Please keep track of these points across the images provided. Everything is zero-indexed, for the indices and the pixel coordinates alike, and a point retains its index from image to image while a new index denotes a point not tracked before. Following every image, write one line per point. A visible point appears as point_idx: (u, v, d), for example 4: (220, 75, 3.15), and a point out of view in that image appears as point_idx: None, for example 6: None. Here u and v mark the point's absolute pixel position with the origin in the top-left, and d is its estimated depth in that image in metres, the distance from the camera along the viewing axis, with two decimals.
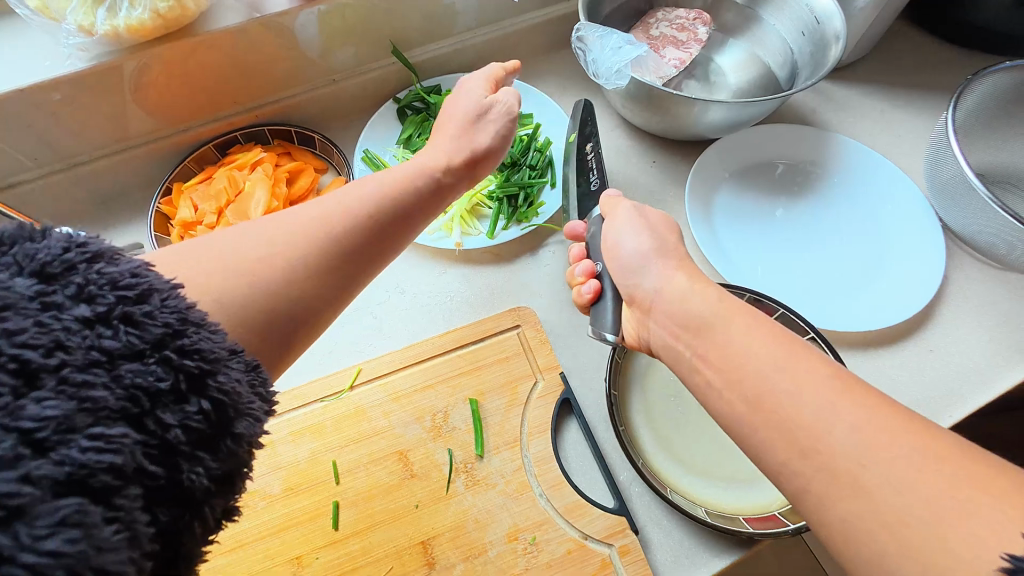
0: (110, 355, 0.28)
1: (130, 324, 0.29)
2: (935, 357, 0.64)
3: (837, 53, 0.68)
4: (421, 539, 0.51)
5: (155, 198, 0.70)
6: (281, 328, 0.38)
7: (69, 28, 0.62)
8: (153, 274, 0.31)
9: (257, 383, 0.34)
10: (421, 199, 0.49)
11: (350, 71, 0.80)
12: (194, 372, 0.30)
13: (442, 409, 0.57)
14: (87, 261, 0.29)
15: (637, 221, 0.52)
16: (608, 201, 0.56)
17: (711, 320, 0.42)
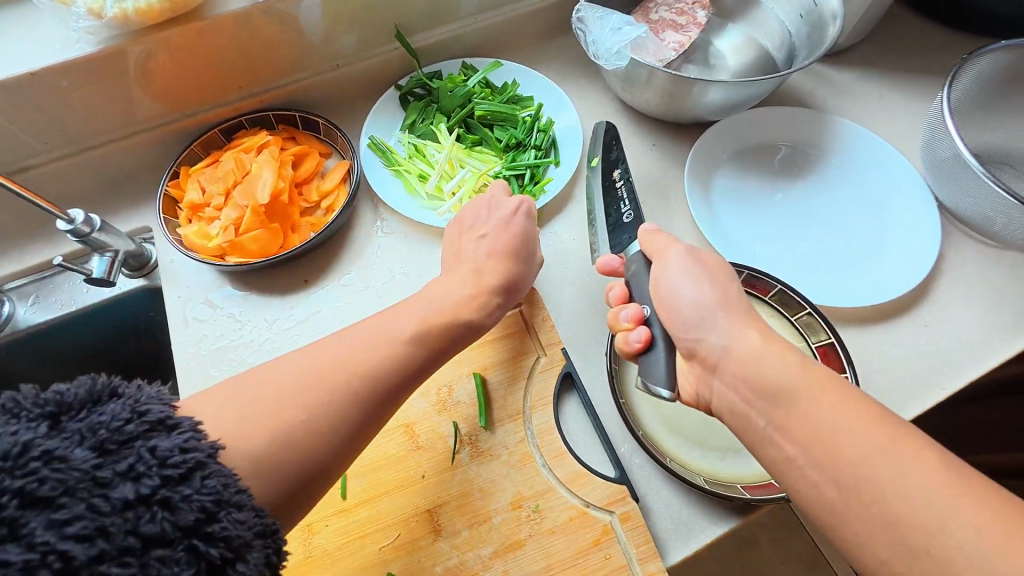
0: (144, 541, 0.32)
1: (165, 508, 0.33)
2: (931, 333, 0.65)
3: (835, 32, 0.69)
4: (427, 507, 0.53)
5: (164, 181, 0.71)
6: (307, 486, 0.42)
7: (79, 11, 0.63)
8: (199, 445, 0.36)
9: (265, 549, 0.37)
10: (465, 329, 0.53)
11: (353, 56, 0.81)
12: (213, 560, 0.33)
13: (447, 384, 0.59)
14: (144, 435, 0.35)
15: (693, 266, 0.52)
16: (659, 241, 0.55)
17: (789, 392, 0.43)
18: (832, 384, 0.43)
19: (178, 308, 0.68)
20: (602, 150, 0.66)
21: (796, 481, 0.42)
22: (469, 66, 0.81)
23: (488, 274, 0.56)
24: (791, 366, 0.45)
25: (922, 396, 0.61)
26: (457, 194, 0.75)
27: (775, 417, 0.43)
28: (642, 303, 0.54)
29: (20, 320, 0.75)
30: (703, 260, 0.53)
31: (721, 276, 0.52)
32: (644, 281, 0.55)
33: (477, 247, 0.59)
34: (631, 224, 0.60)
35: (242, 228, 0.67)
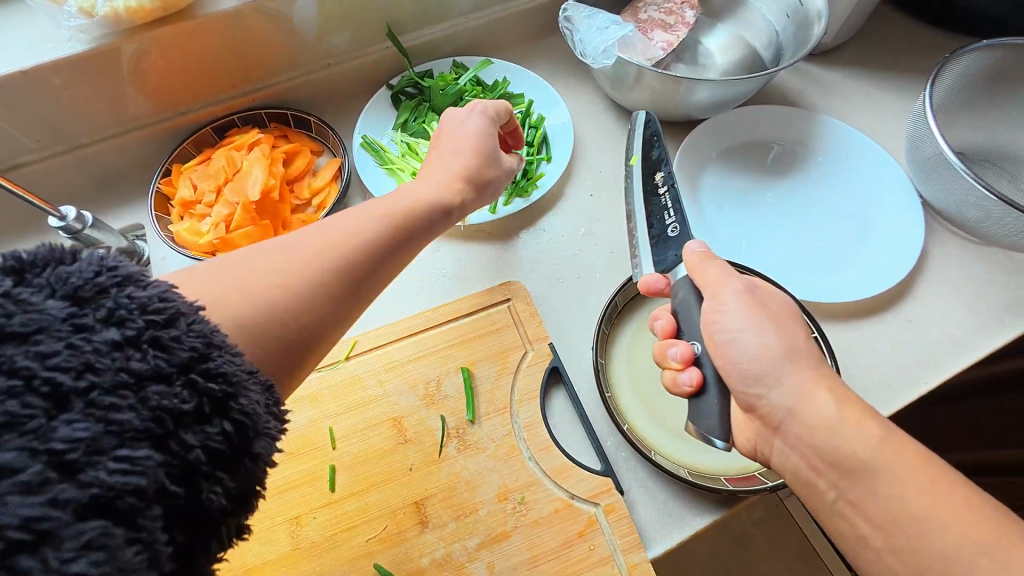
0: (136, 377, 0.30)
1: (155, 348, 0.31)
2: (914, 328, 0.66)
3: (820, 32, 0.71)
4: (415, 500, 0.53)
5: (155, 179, 0.72)
6: (269, 374, 0.39)
7: (69, 10, 0.64)
8: (178, 297, 0.34)
9: (272, 403, 0.36)
10: (426, 226, 0.50)
11: (345, 54, 0.81)
12: (216, 396, 0.32)
13: (435, 378, 0.60)
14: (117, 285, 0.31)
15: (754, 307, 0.50)
16: (711, 267, 0.52)
17: (872, 468, 0.43)
18: (917, 459, 0.43)
19: None
20: (642, 148, 0.61)
21: (854, 542, 0.45)
22: (459, 64, 0.82)
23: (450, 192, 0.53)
24: (869, 439, 0.43)
25: (905, 391, 0.62)
26: None
27: (844, 489, 0.44)
28: (691, 338, 0.53)
29: None
30: (766, 304, 0.51)
31: (783, 316, 0.50)
32: (695, 314, 0.52)
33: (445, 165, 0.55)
34: (676, 238, 0.56)
35: (233, 225, 0.68)
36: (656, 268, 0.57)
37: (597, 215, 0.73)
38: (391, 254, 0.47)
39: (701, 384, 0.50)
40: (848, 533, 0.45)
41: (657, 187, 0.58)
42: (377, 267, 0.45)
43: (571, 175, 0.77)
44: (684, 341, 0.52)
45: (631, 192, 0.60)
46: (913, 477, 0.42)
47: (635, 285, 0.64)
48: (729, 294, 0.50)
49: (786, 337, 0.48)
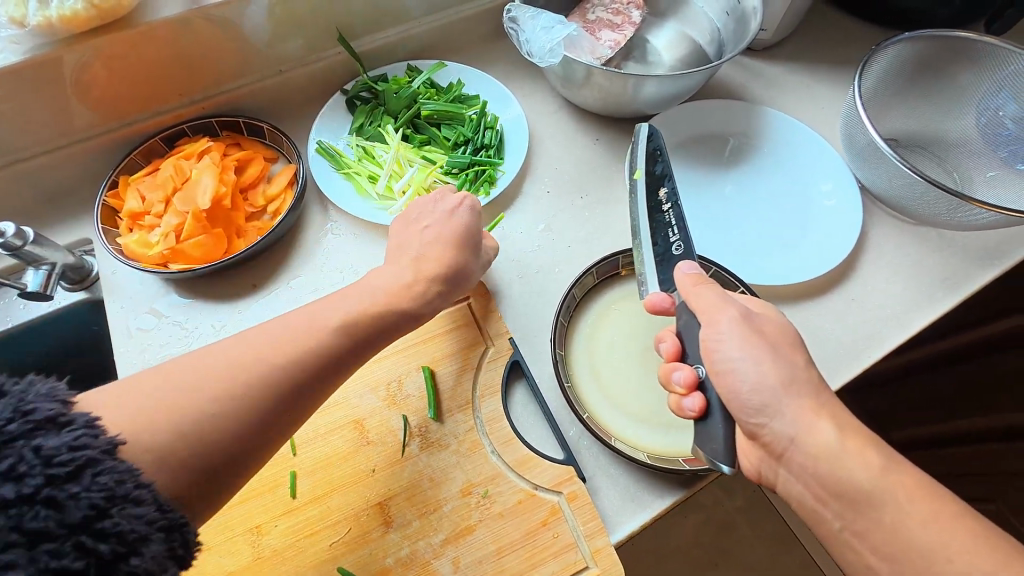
0: (32, 535, 0.34)
1: (52, 505, 0.35)
2: (857, 306, 0.69)
3: (756, 26, 0.74)
4: (378, 501, 0.53)
5: (102, 191, 0.69)
6: (246, 450, 0.44)
7: (1, 20, 0.63)
8: (90, 446, 0.38)
9: (173, 544, 0.39)
10: (402, 315, 0.54)
11: (298, 60, 0.81)
12: (105, 554, 0.35)
13: (397, 378, 0.60)
14: (29, 434, 0.36)
15: (749, 324, 0.51)
16: (702, 293, 0.53)
17: (880, 500, 0.44)
18: (914, 485, 0.45)
19: (119, 322, 0.67)
20: (646, 162, 0.62)
21: (863, 570, 0.46)
22: (413, 68, 0.83)
23: (428, 262, 0.57)
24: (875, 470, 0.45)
25: (850, 365, 0.65)
26: (408, 192, 0.74)
27: (849, 519, 0.46)
28: (695, 362, 0.54)
29: None
30: (758, 319, 0.52)
31: (784, 345, 0.50)
32: (696, 335, 0.54)
33: (422, 236, 0.59)
34: (680, 257, 0.58)
35: (185, 236, 0.64)
36: (661, 286, 0.59)
37: (554, 211, 0.75)
38: (364, 344, 0.51)
39: (704, 411, 0.51)
40: (857, 562, 0.46)
41: (661, 205, 0.60)
42: (352, 354, 0.50)
43: (528, 174, 0.78)
44: (689, 367, 0.53)
45: (636, 209, 0.62)
46: (912, 504, 0.44)
47: (592, 276, 0.65)
48: (724, 315, 0.51)
49: (789, 371, 0.48)
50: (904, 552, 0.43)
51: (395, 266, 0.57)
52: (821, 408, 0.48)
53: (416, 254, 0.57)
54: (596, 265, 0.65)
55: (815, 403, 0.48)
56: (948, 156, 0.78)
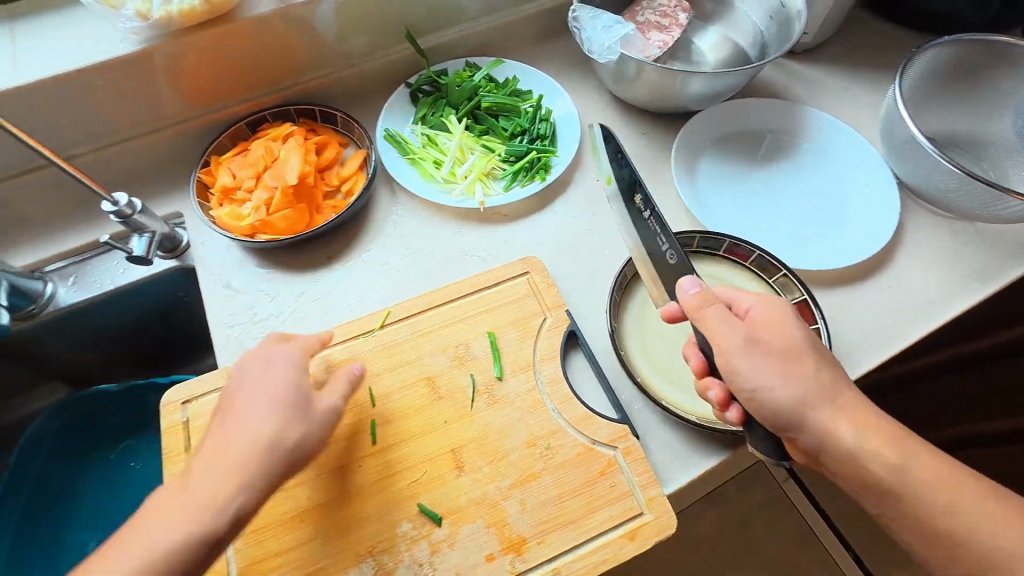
0: None
1: None
2: (893, 293, 0.73)
3: (800, 29, 0.79)
4: (450, 448, 0.59)
5: (196, 169, 0.77)
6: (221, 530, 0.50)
7: (127, 13, 0.70)
8: None
9: None
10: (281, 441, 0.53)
11: (367, 55, 0.88)
12: None
13: (464, 342, 0.66)
14: None
15: (755, 332, 0.52)
16: (709, 316, 0.53)
17: (908, 450, 0.49)
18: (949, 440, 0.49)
19: (209, 287, 0.73)
20: (613, 168, 0.63)
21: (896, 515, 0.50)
22: (473, 63, 0.89)
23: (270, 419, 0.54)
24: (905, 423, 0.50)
25: (884, 346, 0.69)
26: (469, 176, 0.80)
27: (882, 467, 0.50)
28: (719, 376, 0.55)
29: (61, 299, 0.77)
30: (764, 321, 0.53)
31: (802, 359, 0.51)
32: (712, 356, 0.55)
33: (273, 375, 0.57)
34: (677, 265, 0.60)
35: (274, 209, 0.71)
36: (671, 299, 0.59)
37: (603, 197, 0.81)
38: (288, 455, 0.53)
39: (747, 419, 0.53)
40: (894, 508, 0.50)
41: (641, 211, 0.62)
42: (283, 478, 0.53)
43: (578, 164, 0.84)
44: (717, 385, 0.54)
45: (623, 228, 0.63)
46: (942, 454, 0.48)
47: None
48: (736, 331, 0.52)
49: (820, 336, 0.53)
50: (938, 499, 0.48)
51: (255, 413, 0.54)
52: (848, 413, 0.50)
53: (264, 402, 0.55)
54: None
55: (840, 401, 0.50)
56: (984, 155, 0.81)
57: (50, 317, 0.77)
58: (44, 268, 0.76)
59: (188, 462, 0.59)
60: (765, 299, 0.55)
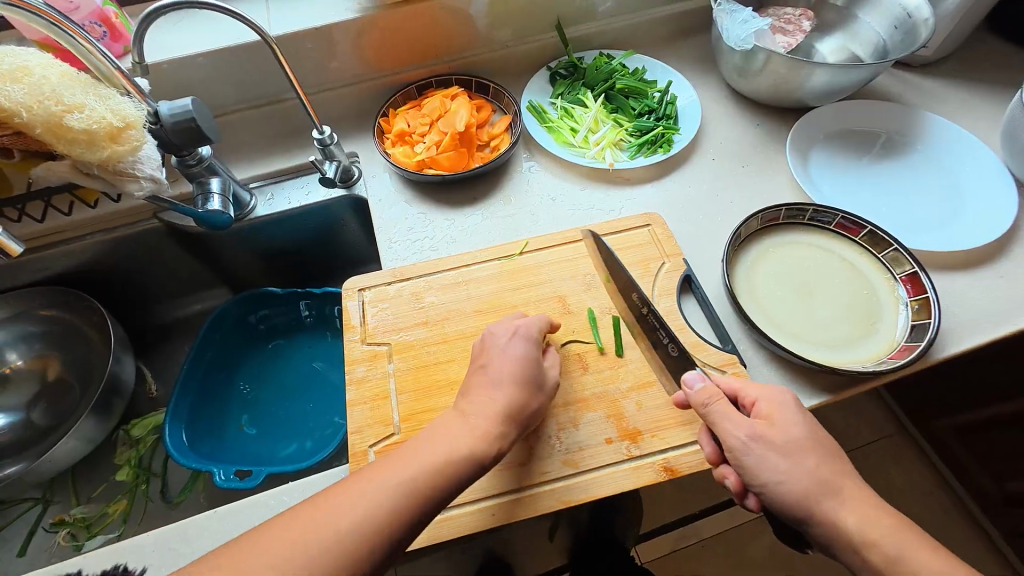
0: None
1: None
2: (1005, 282, 0.75)
3: (926, 35, 0.85)
4: (578, 352, 0.69)
5: (378, 117, 0.94)
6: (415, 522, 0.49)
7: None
8: None
9: None
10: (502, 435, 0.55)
11: (518, 40, 1.03)
12: None
13: (592, 273, 0.76)
14: None
15: (760, 429, 0.55)
16: (716, 412, 0.56)
17: None
18: None
19: (378, 210, 0.89)
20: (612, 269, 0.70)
21: None
22: (608, 53, 1.02)
23: (496, 401, 0.57)
24: None
25: (992, 328, 0.72)
26: (600, 144, 0.92)
27: None
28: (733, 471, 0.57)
29: (257, 211, 0.95)
30: (769, 416, 0.56)
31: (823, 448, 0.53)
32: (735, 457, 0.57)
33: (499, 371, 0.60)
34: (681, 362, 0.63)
35: (441, 150, 0.86)
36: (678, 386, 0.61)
37: (718, 174, 0.89)
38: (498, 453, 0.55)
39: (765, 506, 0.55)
40: None
41: (641, 308, 0.67)
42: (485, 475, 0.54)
43: (697, 145, 0.93)
44: (733, 472, 0.57)
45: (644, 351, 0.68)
46: None
47: (757, 221, 0.78)
48: (741, 426, 0.54)
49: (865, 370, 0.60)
50: None
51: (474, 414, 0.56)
52: (854, 506, 0.50)
53: (491, 385, 0.58)
54: (762, 212, 0.77)
55: (845, 489, 0.51)
56: None
57: (246, 223, 0.95)
58: (250, 185, 0.96)
59: (363, 331, 0.73)
60: (765, 389, 0.58)
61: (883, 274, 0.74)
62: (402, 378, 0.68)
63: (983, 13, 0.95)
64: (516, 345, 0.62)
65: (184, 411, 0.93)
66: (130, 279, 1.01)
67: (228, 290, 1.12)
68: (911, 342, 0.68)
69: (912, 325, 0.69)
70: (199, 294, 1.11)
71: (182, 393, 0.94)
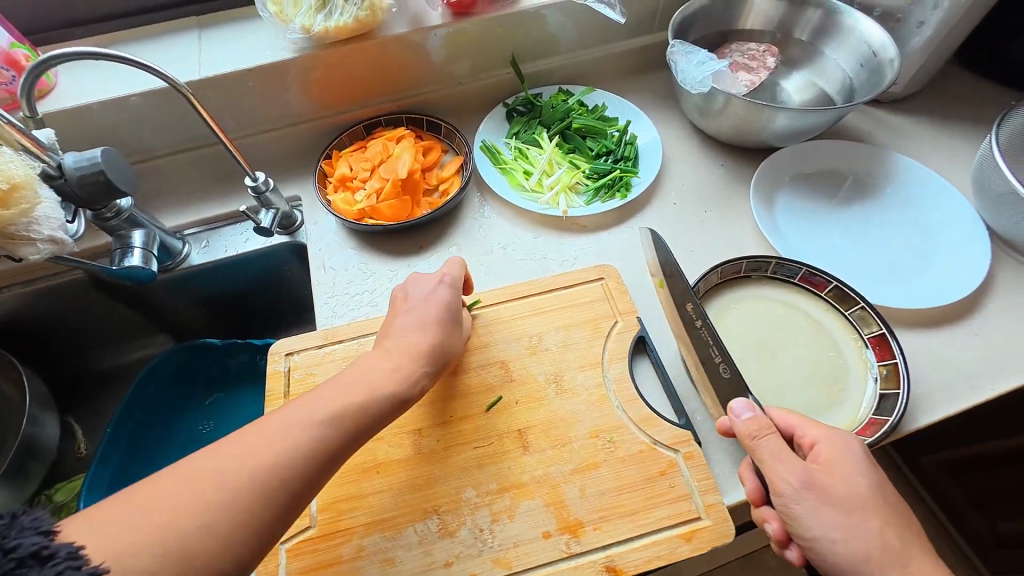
0: None
1: None
2: (979, 341, 0.71)
3: (891, 76, 0.81)
4: (518, 428, 0.63)
5: (320, 159, 0.88)
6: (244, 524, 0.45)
7: (294, 28, 0.80)
8: None
9: None
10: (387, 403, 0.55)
11: (472, 76, 0.99)
12: None
13: (538, 334, 0.70)
14: None
15: (816, 474, 0.52)
16: (763, 447, 0.54)
17: None
18: None
19: (318, 259, 0.84)
20: (665, 271, 0.70)
21: None
22: (566, 89, 0.98)
23: (411, 338, 0.60)
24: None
25: (968, 394, 0.67)
26: (555, 188, 0.86)
27: None
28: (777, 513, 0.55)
29: (191, 260, 0.89)
30: (829, 460, 0.53)
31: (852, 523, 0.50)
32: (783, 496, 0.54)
33: (414, 313, 0.62)
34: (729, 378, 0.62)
35: (383, 198, 0.81)
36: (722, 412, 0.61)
37: (679, 221, 0.85)
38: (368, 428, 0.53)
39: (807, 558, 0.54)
40: None
41: (694, 321, 0.66)
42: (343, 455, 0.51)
43: (657, 187, 0.88)
44: (774, 518, 0.55)
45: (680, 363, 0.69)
46: None
47: (717, 275, 0.73)
48: (794, 471, 0.52)
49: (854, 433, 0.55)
50: None
51: (385, 358, 0.58)
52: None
53: (408, 327, 0.61)
54: (721, 266, 0.73)
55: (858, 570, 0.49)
56: None
57: (179, 273, 0.89)
58: (183, 231, 0.90)
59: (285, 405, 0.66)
60: (825, 429, 0.55)
61: (850, 334, 0.69)
62: None
63: (951, 49, 0.91)
64: (441, 290, 0.65)
65: (105, 480, 0.86)
66: (54, 333, 0.94)
67: (168, 337, 1.04)
68: (879, 415, 0.62)
69: (880, 394, 0.64)
70: (136, 343, 1.03)
71: (100, 461, 0.86)
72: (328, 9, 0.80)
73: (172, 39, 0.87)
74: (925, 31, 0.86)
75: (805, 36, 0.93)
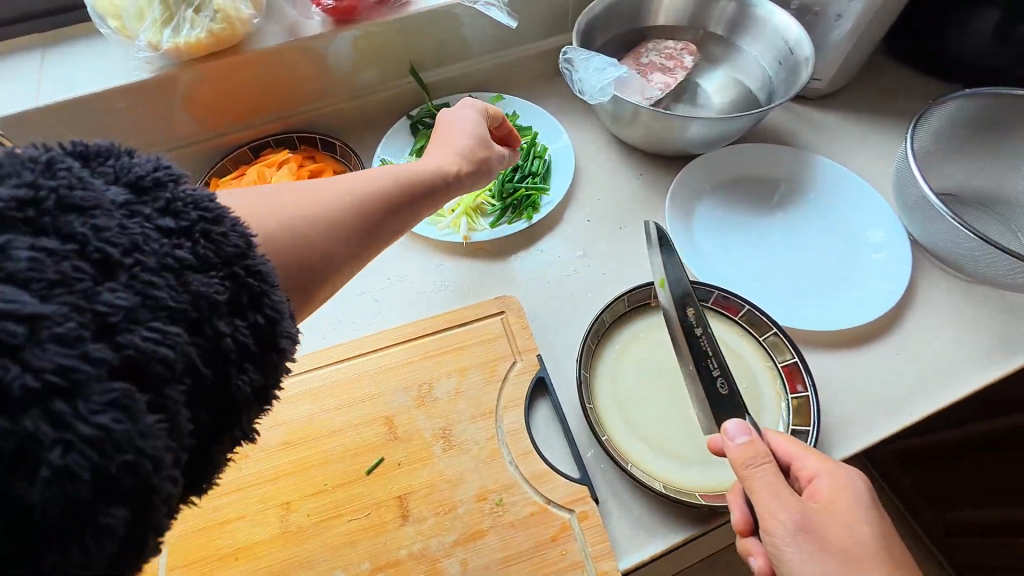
0: (179, 263, 0.30)
1: (204, 239, 0.32)
2: (901, 359, 0.66)
3: (807, 76, 0.76)
4: (397, 494, 0.56)
5: (195, 190, 0.80)
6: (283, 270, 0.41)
7: (141, 46, 0.72)
8: (221, 205, 0.34)
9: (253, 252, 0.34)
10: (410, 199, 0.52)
11: (370, 87, 0.90)
12: (200, 222, 0.32)
13: (428, 381, 0.64)
14: (173, 181, 0.33)
15: (814, 515, 0.45)
16: (758, 474, 0.47)
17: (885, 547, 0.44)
18: None
19: None
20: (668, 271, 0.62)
21: None
22: (473, 98, 0.90)
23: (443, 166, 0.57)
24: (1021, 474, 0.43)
25: (888, 420, 0.62)
26: (456, 211, 0.79)
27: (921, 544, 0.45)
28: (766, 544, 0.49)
29: None
30: (829, 498, 0.46)
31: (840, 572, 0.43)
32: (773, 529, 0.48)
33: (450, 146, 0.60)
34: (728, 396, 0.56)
35: None
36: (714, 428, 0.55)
37: (592, 240, 0.79)
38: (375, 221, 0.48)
39: None
40: None
41: (694, 328, 0.60)
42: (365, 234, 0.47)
43: (570, 203, 0.82)
44: (762, 552, 0.49)
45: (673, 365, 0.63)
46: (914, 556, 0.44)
47: (623, 304, 0.67)
48: (790, 508, 0.45)
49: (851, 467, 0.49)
50: None
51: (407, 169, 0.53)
52: None
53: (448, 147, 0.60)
54: (626, 293, 0.67)
55: None
56: (1010, 214, 0.75)
57: None
58: None
59: None
60: (828, 461, 0.49)
61: (763, 362, 0.64)
62: (176, 548, 0.54)
63: (875, 40, 0.86)
64: (471, 133, 0.62)
65: None
66: None
67: None
68: None
69: (792, 431, 0.59)
70: None
71: None
72: (177, 24, 0.71)
73: (12, 60, 0.76)
74: (845, 23, 0.81)
75: (723, 31, 0.87)
